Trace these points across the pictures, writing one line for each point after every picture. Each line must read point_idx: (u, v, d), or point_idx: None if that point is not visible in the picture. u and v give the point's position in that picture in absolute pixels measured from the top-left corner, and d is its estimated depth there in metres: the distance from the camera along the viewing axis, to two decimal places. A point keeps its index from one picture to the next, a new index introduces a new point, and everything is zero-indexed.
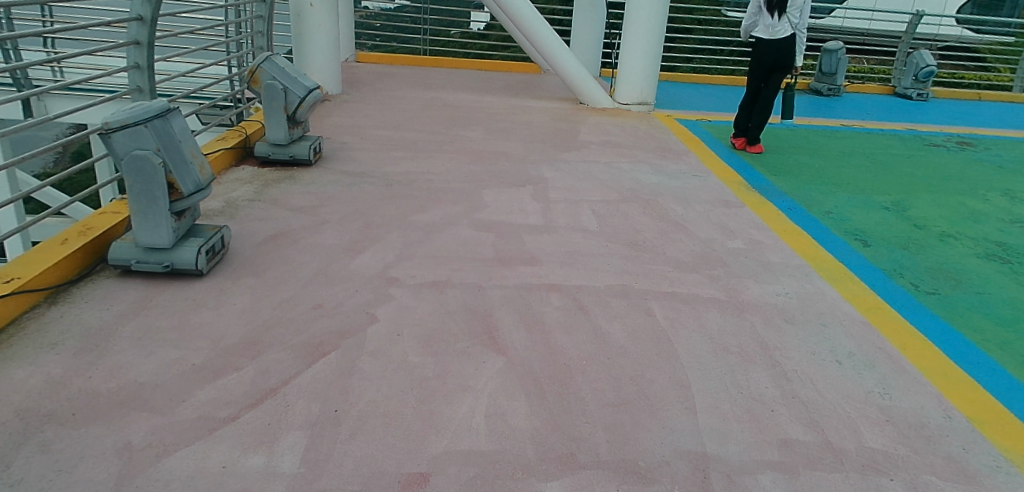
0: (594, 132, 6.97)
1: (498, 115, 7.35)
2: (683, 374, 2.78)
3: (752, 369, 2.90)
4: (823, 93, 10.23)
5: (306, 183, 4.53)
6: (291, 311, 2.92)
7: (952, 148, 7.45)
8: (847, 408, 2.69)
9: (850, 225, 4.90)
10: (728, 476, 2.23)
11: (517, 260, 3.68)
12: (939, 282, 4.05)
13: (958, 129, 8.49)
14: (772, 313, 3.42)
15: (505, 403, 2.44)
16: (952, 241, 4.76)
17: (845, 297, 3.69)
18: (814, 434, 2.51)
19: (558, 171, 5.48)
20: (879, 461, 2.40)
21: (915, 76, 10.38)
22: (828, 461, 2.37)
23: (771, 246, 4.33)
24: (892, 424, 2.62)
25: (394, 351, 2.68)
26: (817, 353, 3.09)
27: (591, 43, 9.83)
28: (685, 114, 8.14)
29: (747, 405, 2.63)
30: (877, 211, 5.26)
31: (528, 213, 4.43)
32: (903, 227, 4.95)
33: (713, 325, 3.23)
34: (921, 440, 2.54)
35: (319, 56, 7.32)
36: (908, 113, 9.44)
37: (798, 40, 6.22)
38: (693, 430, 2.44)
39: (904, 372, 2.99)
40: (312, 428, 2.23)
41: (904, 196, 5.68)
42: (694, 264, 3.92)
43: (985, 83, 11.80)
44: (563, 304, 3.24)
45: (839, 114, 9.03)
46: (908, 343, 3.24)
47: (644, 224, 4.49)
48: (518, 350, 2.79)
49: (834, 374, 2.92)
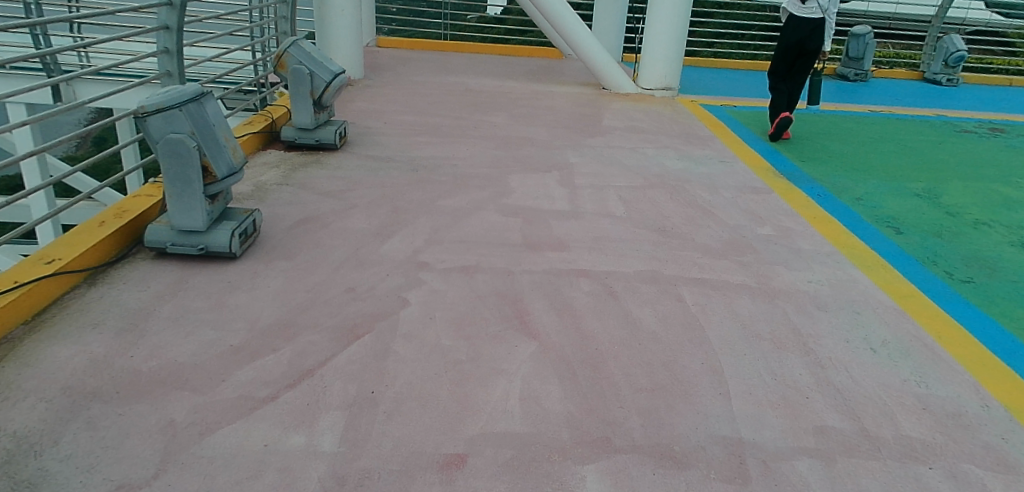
0: (617, 117, 6.92)
1: (522, 101, 7.31)
2: (715, 360, 2.77)
3: (786, 356, 2.87)
4: (850, 79, 10.06)
5: (332, 168, 4.54)
6: (324, 294, 2.94)
7: (984, 134, 7.29)
8: (883, 395, 2.66)
9: (880, 212, 4.82)
10: (763, 462, 2.22)
11: (546, 245, 3.67)
12: (974, 270, 3.97)
13: (990, 115, 8.28)
14: (804, 300, 3.39)
15: (539, 386, 2.44)
16: (986, 228, 4.66)
17: (878, 285, 3.63)
18: (850, 422, 2.48)
19: (583, 156, 5.46)
20: (917, 449, 2.37)
21: (944, 61, 10.12)
22: (865, 448, 2.35)
23: (801, 233, 4.27)
24: (929, 412, 2.58)
25: (426, 334, 2.69)
26: (851, 340, 3.05)
27: (613, 27, 9.73)
28: (710, 100, 8.04)
29: (781, 392, 2.61)
30: (909, 198, 5.17)
31: (554, 199, 4.41)
32: (935, 214, 4.86)
33: (744, 312, 3.20)
34: (960, 429, 2.50)
35: (341, 41, 7.34)
36: (936, 98, 9.24)
37: (828, 24, 6.04)
38: (727, 416, 2.42)
39: (940, 360, 2.94)
40: (348, 409, 2.24)
41: (935, 183, 5.56)
42: (723, 251, 3.88)
43: (1015, 67, 11.50)
44: (593, 290, 3.23)
45: (865, 100, 8.86)
46: (942, 331, 3.19)
47: (671, 210, 4.45)
48: (549, 334, 2.78)
49: (867, 361, 2.89)
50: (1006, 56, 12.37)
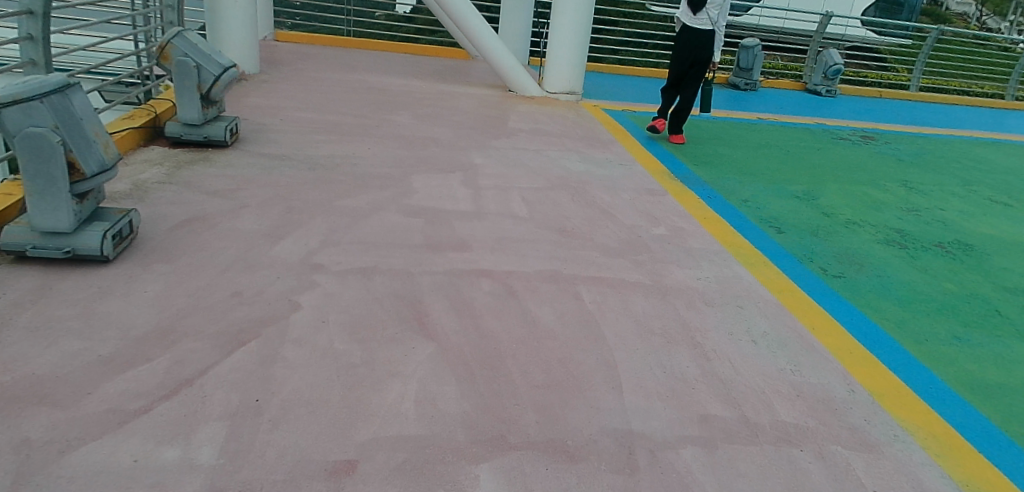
0: (522, 119, 7.00)
1: (427, 100, 7.25)
2: (609, 356, 2.85)
3: (675, 350, 2.99)
4: (740, 88, 10.64)
5: (222, 166, 4.33)
6: (208, 299, 2.79)
7: (857, 141, 7.91)
8: (762, 384, 2.82)
9: (764, 213, 5.13)
10: (651, 452, 2.30)
11: (447, 246, 3.65)
12: (844, 266, 4.30)
13: (862, 124, 9.00)
14: (693, 296, 3.54)
15: (434, 388, 2.42)
16: (857, 228, 5.06)
17: (760, 281, 3.86)
18: (731, 410, 2.62)
19: (488, 158, 5.48)
20: (790, 433, 2.53)
21: (824, 73, 10.90)
22: (744, 434, 2.49)
23: (692, 232, 4.47)
24: (802, 398, 2.77)
25: (318, 338, 2.61)
26: (735, 333, 3.22)
27: (519, 30, 9.83)
28: (612, 105, 8.28)
29: (670, 384, 2.72)
30: (790, 200, 5.53)
31: (457, 200, 4.39)
32: (813, 215, 5.23)
33: (638, 309, 3.31)
34: (829, 413, 2.70)
35: (234, 35, 7.03)
36: (817, 107, 9.94)
37: (718, 35, 6.36)
38: (619, 410, 2.49)
39: (813, 350, 3.17)
40: (231, 419, 2.14)
41: (813, 186, 5.99)
42: (620, 250, 4.00)
43: (886, 81, 12.54)
44: (493, 290, 3.24)
45: (754, 108, 9.41)
46: (816, 323, 3.44)
47: (572, 211, 4.54)
48: (447, 335, 2.77)
49: (749, 353, 3.06)
50: (879, 70, 13.48)
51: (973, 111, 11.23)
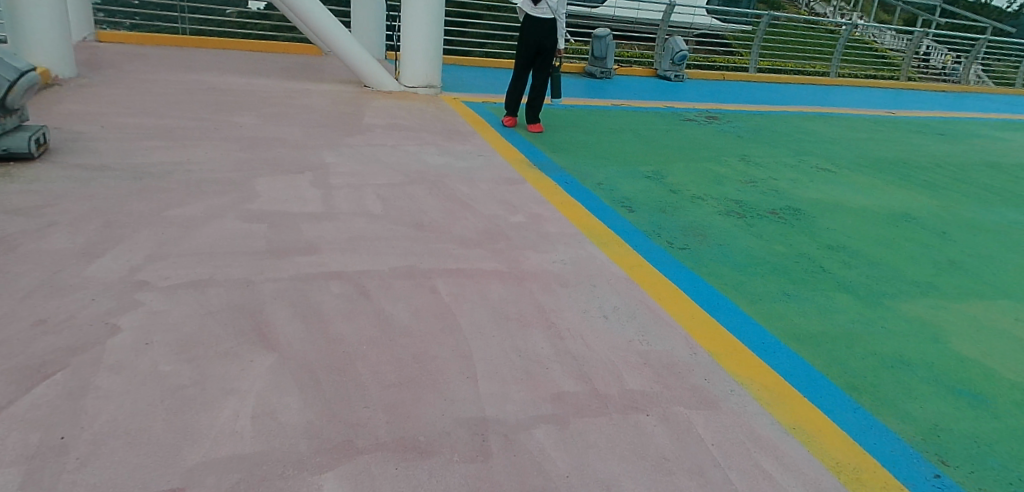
0: (378, 115, 6.83)
1: (274, 99, 6.89)
2: (464, 346, 2.84)
3: (530, 332, 3.04)
4: (597, 76, 11.03)
5: (27, 181, 3.87)
6: (3, 331, 2.48)
7: (702, 122, 8.44)
8: (612, 357, 2.93)
9: (617, 194, 5.35)
10: (505, 436, 2.32)
11: (294, 250, 3.48)
12: (689, 238, 4.57)
13: (706, 105, 9.62)
14: (548, 279, 3.62)
15: (275, 400, 2.30)
16: (701, 202, 5.39)
17: (612, 258, 4.02)
18: (583, 385, 2.70)
19: (340, 156, 5.29)
20: (637, 400, 2.65)
21: (671, 59, 11.54)
22: (595, 406, 2.57)
23: (549, 218, 4.57)
24: (649, 366, 2.90)
25: (140, 362, 2.40)
26: (588, 311, 3.33)
27: (372, 25, 9.59)
28: (471, 97, 8.29)
29: (524, 367, 2.75)
30: (641, 180, 5.81)
31: (305, 201, 4.20)
32: (661, 192, 5.52)
33: (494, 296, 3.33)
34: (673, 376, 2.85)
35: (41, 37, 6.35)
36: (667, 92, 10.52)
37: (559, 24, 6.53)
38: (473, 398, 2.49)
39: (660, 319, 3.34)
40: (29, 463, 1.92)
41: (662, 166, 6.32)
42: (478, 240, 4.01)
43: (729, 65, 13.49)
44: (343, 291, 3.13)
45: (609, 95, 9.80)
46: (663, 294, 3.63)
47: (429, 205, 4.49)
48: (291, 344, 2.63)
49: (601, 328, 3.17)
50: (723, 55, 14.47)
51: (802, 88, 12.33)
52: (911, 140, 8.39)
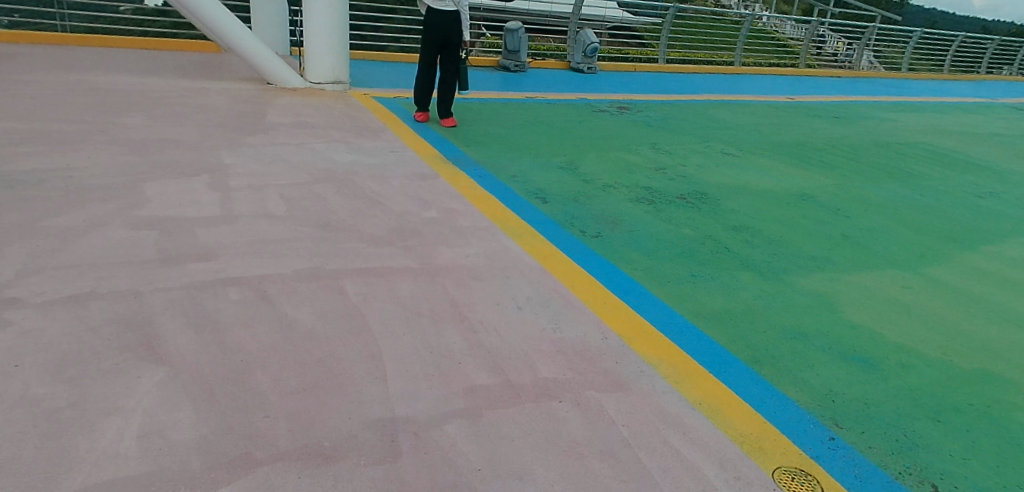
0: (282, 113, 6.58)
1: (168, 99, 6.52)
2: (374, 346, 2.76)
3: (442, 328, 3.00)
4: (511, 70, 11.03)
5: None
6: None
7: (614, 112, 8.60)
8: (525, 347, 2.93)
9: (531, 185, 5.37)
10: (414, 434, 2.28)
11: (189, 257, 3.30)
12: (601, 226, 4.64)
13: (619, 96, 9.81)
14: (461, 273, 3.58)
15: (165, 417, 2.19)
16: (612, 190, 5.49)
17: (526, 250, 4.02)
18: (495, 377, 2.68)
19: (241, 156, 5.06)
20: (549, 388, 2.66)
21: (583, 52, 11.68)
22: (507, 397, 2.57)
23: (462, 212, 4.52)
24: (561, 353, 2.92)
25: (10, 387, 2.22)
26: (501, 302, 3.32)
27: (274, 20, 9.23)
28: (381, 92, 8.12)
29: (436, 363, 2.71)
30: (554, 171, 5.85)
31: (202, 204, 3.99)
32: (574, 182, 5.57)
33: (405, 293, 3.26)
34: (585, 362, 2.88)
35: None
36: (580, 84, 10.66)
37: (462, 16, 6.49)
38: (382, 398, 2.44)
39: (572, 306, 3.36)
40: None
41: (575, 156, 6.39)
42: (388, 238, 3.93)
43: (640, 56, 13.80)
44: (243, 297, 2.99)
45: (523, 88, 9.83)
46: (576, 282, 3.66)
47: (337, 203, 4.37)
48: (185, 356, 2.49)
49: (514, 320, 3.16)
50: (634, 46, 14.78)
51: (709, 77, 12.76)
52: (809, 123, 8.82)
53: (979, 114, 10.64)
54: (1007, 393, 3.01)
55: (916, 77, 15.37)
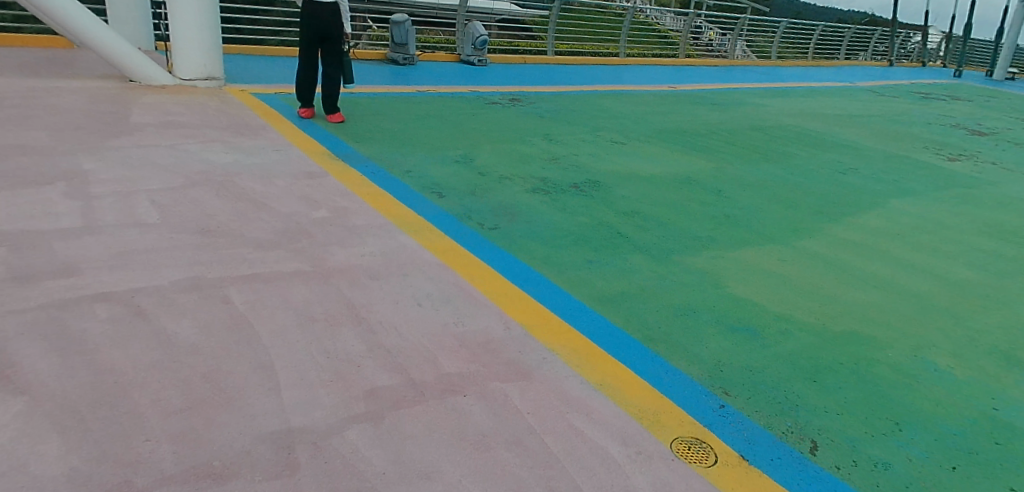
0: (150, 112, 6.11)
1: (13, 100, 5.88)
2: (265, 356, 2.62)
3: (338, 331, 2.88)
4: (400, 63, 10.82)
5: None
6: None
7: (506, 104, 8.63)
8: (427, 344, 2.87)
9: (426, 180, 5.28)
10: (314, 443, 2.19)
11: (47, 274, 2.99)
12: (499, 218, 4.63)
13: (510, 88, 9.86)
14: (357, 273, 3.46)
15: (26, 452, 1.98)
16: (508, 181, 5.50)
17: (424, 245, 3.95)
18: (397, 378, 2.61)
19: (103, 161, 4.65)
20: (454, 383, 2.63)
21: (473, 44, 11.64)
22: (411, 397, 2.51)
23: (355, 210, 4.38)
24: (464, 347, 2.89)
25: None
26: (400, 301, 3.23)
27: (135, 13, 8.56)
28: (261, 89, 7.73)
29: (334, 368, 2.60)
30: (449, 164, 5.79)
31: (58, 216, 3.63)
32: (470, 175, 5.53)
33: (297, 298, 3.11)
34: (489, 354, 2.86)
35: None
36: (471, 77, 10.62)
37: (342, 8, 6.34)
38: (277, 409, 2.32)
39: (473, 300, 3.33)
40: None
41: (469, 149, 6.35)
42: (276, 241, 3.73)
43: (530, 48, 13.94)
44: (113, 314, 2.74)
45: (413, 81, 9.67)
46: (476, 275, 3.63)
47: (217, 207, 4.11)
48: (47, 384, 2.26)
49: (414, 317, 3.09)
50: (523, 38, 14.91)
51: (597, 68, 13.09)
52: (691, 110, 9.24)
53: (840, 98, 11.53)
54: (874, 351, 3.27)
55: (784, 64, 16.45)
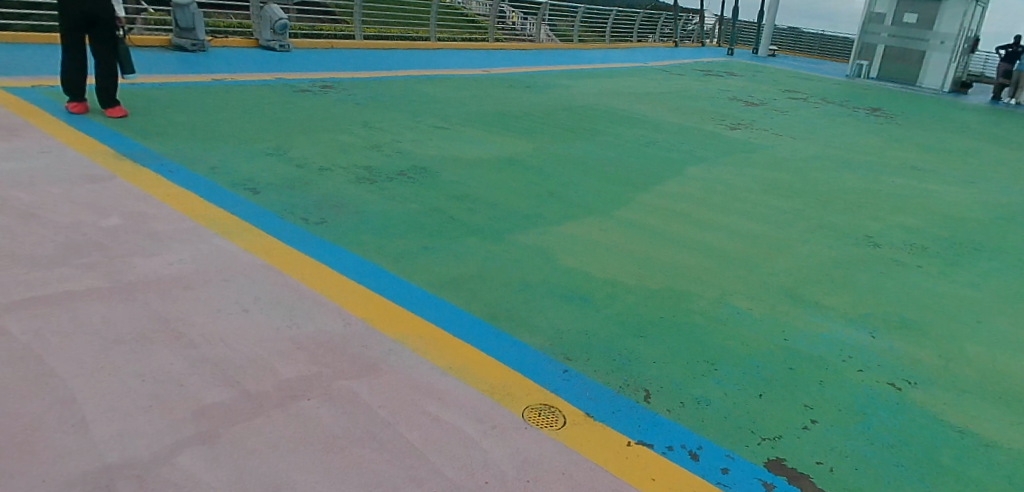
0: None
1: None
2: (64, 390, 2.28)
3: (153, 350, 2.57)
4: (188, 49, 9.82)
5: None
6: None
7: (317, 92, 8.23)
8: (259, 351, 2.66)
9: (236, 176, 4.87)
10: (138, 477, 1.99)
11: None
12: (323, 210, 4.40)
13: (319, 75, 9.41)
14: (167, 284, 3.10)
15: None
16: (328, 172, 5.24)
17: (243, 246, 3.64)
18: (230, 391, 2.39)
19: None
20: (295, 388, 2.46)
21: (272, 28, 10.89)
22: (247, 409, 2.31)
23: (155, 214, 3.92)
24: (302, 349, 2.71)
25: None
26: (223, 308, 2.95)
27: None
28: (16, 82, 6.62)
29: (152, 392, 2.33)
30: (261, 158, 5.39)
31: None
32: (286, 168, 5.20)
33: (96, 319, 2.73)
34: (330, 352, 2.71)
35: None
36: (275, 63, 9.98)
37: None
38: (87, 447, 2.07)
39: (306, 298, 3.14)
40: None
41: (281, 140, 5.97)
42: (58, 257, 3.23)
43: (336, 33, 13.40)
44: None
45: (209, 69, 8.87)
46: (306, 272, 3.42)
47: None
48: None
49: (242, 324, 2.84)
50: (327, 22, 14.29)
51: (408, 52, 12.92)
52: (505, 93, 9.46)
53: (636, 77, 12.48)
54: (691, 303, 3.59)
55: (585, 46, 17.42)
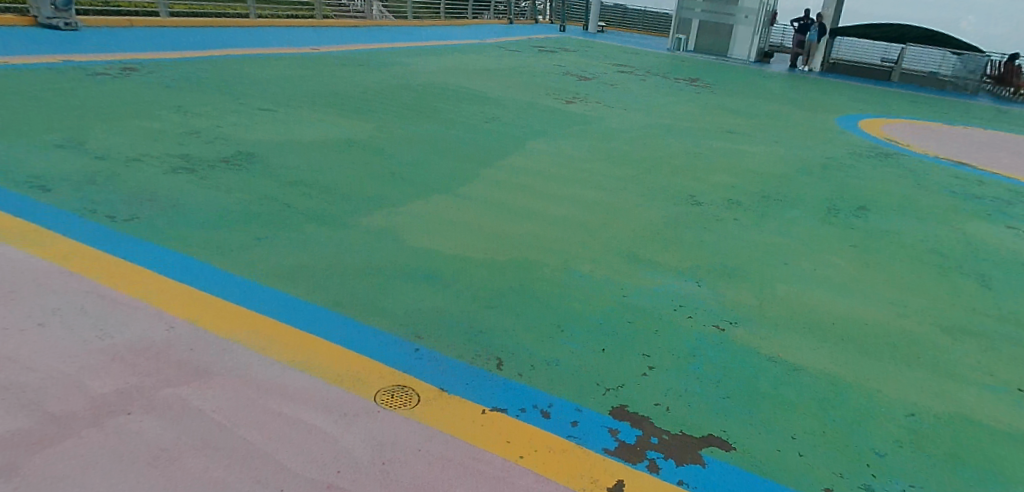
0: None
1: None
2: None
3: None
4: None
5: None
6: None
7: (117, 75, 7.43)
8: (63, 367, 2.37)
9: (21, 174, 4.26)
10: None
11: None
12: (133, 206, 3.97)
13: (119, 56, 8.50)
14: None
15: None
16: (138, 163, 4.74)
17: (36, 254, 3.20)
18: (29, 418, 2.13)
19: None
20: (111, 402, 2.23)
21: (53, 4, 9.22)
22: (53, 435, 2.08)
23: None
24: (117, 359, 2.45)
25: None
26: (14, 325, 2.59)
27: None
28: None
29: None
30: (52, 151, 4.76)
31: None
32: (84, 162, 4.63)
33: None
34: (150, 359, 2.47)
35: None
36: (64, 42, 8.85)
37: None
38: None
39: (118, 304, 2.82)
40: None
41: (77, 131, 5.31)
42: None
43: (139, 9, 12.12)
44: None
45: None
46: (117, 276, 3.08)
47: None
48: None
49: (40, 340, 2.51)
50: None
51: (226, 29, 11.99)
52: (336, 72, 9.10)
53: (471, 54, 12.53)
54: (536, 271, 3.67)
55: (419, 23, 17.16)
